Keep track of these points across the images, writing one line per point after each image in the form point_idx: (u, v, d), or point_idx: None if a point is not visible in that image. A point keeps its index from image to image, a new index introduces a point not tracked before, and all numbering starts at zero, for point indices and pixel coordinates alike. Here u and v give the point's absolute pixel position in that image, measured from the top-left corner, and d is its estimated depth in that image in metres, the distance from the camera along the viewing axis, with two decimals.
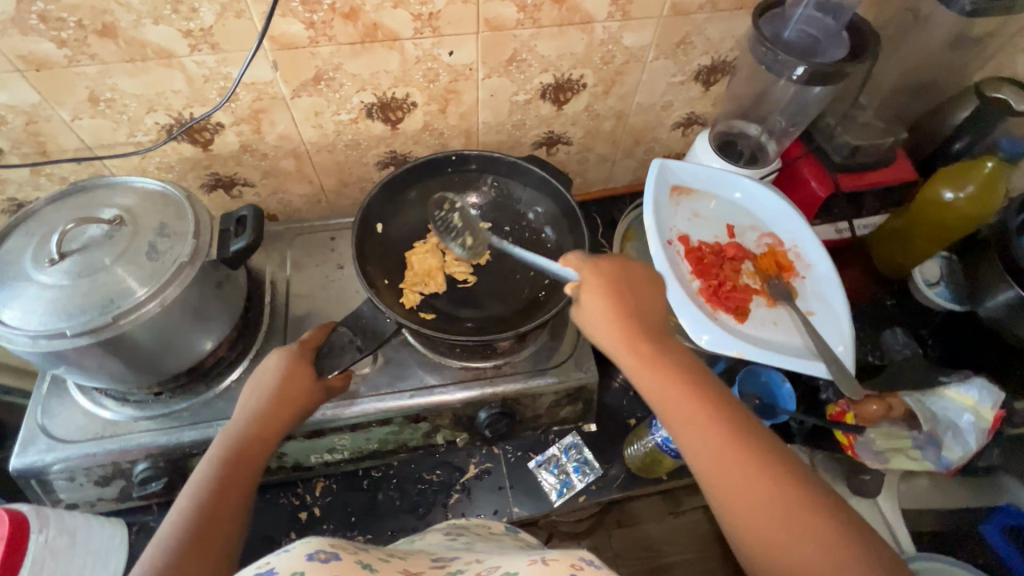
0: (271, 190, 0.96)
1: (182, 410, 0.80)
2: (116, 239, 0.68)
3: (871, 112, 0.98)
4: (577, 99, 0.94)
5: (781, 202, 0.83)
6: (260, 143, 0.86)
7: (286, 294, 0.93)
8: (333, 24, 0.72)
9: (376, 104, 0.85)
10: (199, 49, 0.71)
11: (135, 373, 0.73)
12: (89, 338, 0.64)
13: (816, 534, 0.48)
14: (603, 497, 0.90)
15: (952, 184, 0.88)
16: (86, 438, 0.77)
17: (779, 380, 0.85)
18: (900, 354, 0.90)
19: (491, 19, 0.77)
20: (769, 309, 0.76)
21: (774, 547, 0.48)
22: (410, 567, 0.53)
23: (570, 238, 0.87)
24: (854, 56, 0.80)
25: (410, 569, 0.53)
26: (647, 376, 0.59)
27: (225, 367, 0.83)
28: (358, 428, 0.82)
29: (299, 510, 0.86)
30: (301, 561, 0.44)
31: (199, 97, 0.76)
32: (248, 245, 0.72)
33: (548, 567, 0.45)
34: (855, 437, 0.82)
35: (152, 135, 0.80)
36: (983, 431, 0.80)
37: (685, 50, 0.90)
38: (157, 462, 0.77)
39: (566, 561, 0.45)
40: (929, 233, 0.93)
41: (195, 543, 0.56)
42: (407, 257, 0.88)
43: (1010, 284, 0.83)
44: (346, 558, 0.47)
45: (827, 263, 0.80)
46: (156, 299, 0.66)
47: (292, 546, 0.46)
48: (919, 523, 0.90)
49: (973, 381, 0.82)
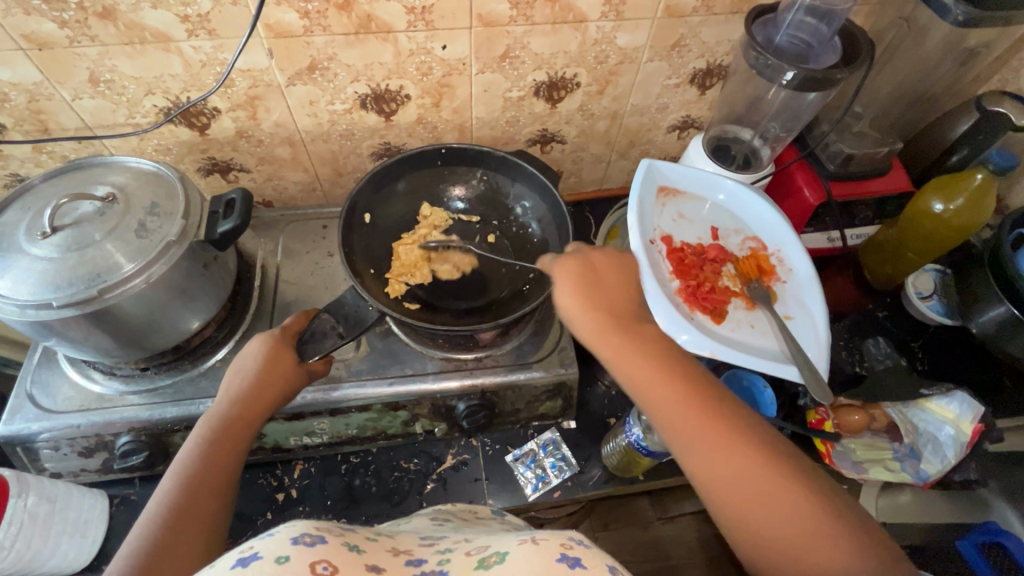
0: (267, 176, 0.98)
1: (166, 386, 0.82)
2: (107, 216, 0.70)
3: (866, 121, 0.98)
4: (571, 97, 0.95)
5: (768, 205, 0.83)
6: (256, 129, 0.88)
7: (276, 279, 0.94)
8: (328, 14, 0.73)
9: (370, 95, 0.86)
10: (196, 34, 0.72)
11: (121, 347, 0.75)
12: (75, 310, 0.65)
13: (790, 518, 0.49)
14: (578, 494, 0.90)
15: (942, 195, 0.88)
16: (73, 409, 0.79)
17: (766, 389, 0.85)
18: (881, 364, 0.90)
19: (484, 14, 0.78)
20: (747, 311, 0.76)
21: (761, 533, 0.50)
22: (398, 545, 0.54)
23: (555, 234, 0.88)
24: (846, 63, 0.80)
25: (398, 547, 0.53)
26: (625, 370, 0.60)
27: (211, 347, 0.85)
28: (337, 413, 0.83)
29: (277, 491, 0.87)
30: (287, 546, 0.43)
31: (196, 81, 0.78)
32: (236, 226, 0.74)
33: (538, 547, 0.45)
34: (833, 445, 0.83)
35: (150, 118, 0.82)
36: (963, 446, 0.79)
37: (679, 53, 0.90)
38: (139, 436, 0.79)
39: (556, 541, 0.45)
40: (919, 244, 0.92)
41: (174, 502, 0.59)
42: (394, 247, 0.90)
43: (1002, 301, 0.82)
44: (333, 541, 0.46)
45: (810, 268, 0.79)
46: (142, 275, 0.68)
47: (279, 528, 0.45)
48: None
49: (955, 394, 0.81)
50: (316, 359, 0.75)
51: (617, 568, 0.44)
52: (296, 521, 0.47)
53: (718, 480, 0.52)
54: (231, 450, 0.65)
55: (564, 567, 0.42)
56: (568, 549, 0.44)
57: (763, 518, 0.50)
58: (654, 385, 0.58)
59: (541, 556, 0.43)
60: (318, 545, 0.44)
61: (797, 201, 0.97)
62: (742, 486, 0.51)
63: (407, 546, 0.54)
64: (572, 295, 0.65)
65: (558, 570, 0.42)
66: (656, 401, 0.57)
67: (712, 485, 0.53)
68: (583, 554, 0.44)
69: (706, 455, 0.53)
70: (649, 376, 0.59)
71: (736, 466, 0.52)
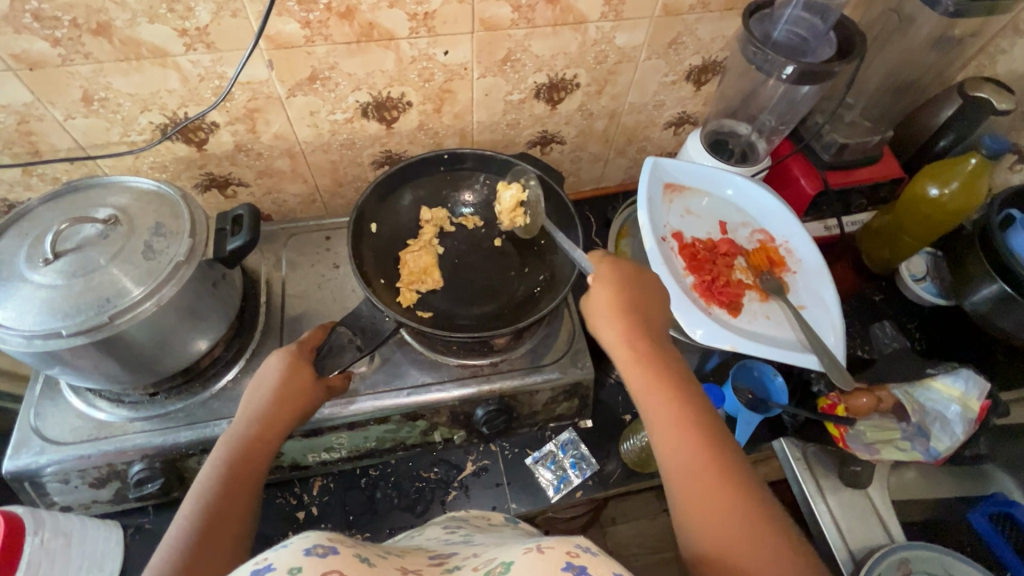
0: (266, 190, 0.96)
1: (177, 410, 0.79)
2: (111, 239, 0.68)
3: (858, 111, 1.00)
4: (571, 98, 0.95)
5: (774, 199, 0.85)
6: (255, 142, 0.86)
7: (282, 294, 0.92)
8: (329, 23, 0.72)
9: (372, 103, 0.85)
10: (194, 48, 0.71)
11: (130, 373, 0.73)
12: (85, 339, 0.63)
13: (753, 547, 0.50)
14: (600, 493, 0.90)
15: (937, 180, 0.91)
16: (80, 440, 0.76)
17: (776, 375, 0.87)
18: (888, 347, 0.95)
19: (486, 19, 0.78)
20: (762, 303, 0.78)
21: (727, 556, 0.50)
22: (408, 564, 0.52)
23: (563, 235, 0.89)
24: (841, 56, 0.81)
25: (407, 566, 0.51)
26: (643, 387, 0.61)
27: (220, 367, 0.83)
28: (355, 427, 0.82)
29: (297, 510, 0.86)
30: (299, 556, 0.41)
31: (194, 96, 0.76)
32: (248, 244, 0.72)
33: (544, 557, 0.45)
34: (846, 428, 0.83)
35: (146, 135, 0.80)
36: (971, 421, 0.82)
37: (676, 50, 0.91)
38: (153, 463, 0.77)
39: (563, 549, 0.45)
40: (915, 228, 0.96)
41: (205, 536, 0.57)
42: (402, 256, 0.88)
43: (994, 279, 0.85)
44: (343, 552, 0.43)
45: (818, 258, 0.81)
46: (152, 298, 0.66)
47: (289, 542, 0.43)
48: (908, 513, 0.91)
49: (959, 372, 0.84)
50: (334, 373, 0.74)
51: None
52: (304, 531, 0.43)
53: (701, 501, 0.53)
54: (244, 483, 0.62)
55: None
56: (573, 557, 0.44)
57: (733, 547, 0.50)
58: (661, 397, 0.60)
59: (546, 565, 0.44)
60: (331, 555, 0.42)
61: (795, 190, 0.99)
62: (721, 510, 0.52)
63: (416, 566, 0.52)
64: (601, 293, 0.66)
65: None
66: (663, 414, 0.59)
67: (702, 517, 0.53)
68: (590, 562, 0.44)
69: (705, 488, 0.54)
70: (662, 389, 0.60)
71: (728, 503, 0.53)
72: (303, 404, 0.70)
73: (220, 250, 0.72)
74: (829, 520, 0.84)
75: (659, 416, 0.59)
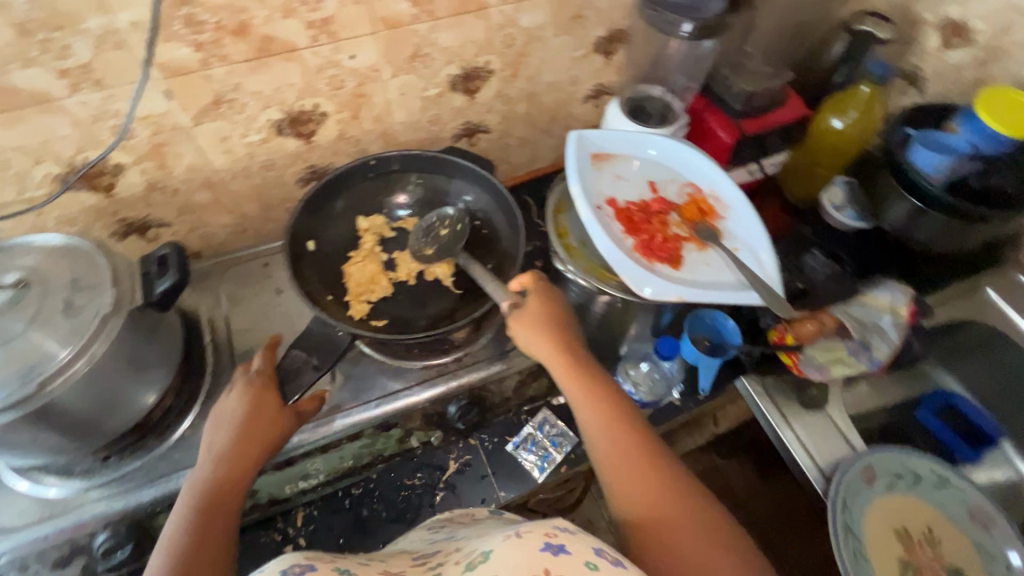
0: (190, 227, 0.92)
1: (134, 470, 0.75)
2: (23, 303, 0.63)
3: (759, 59, 1.06)
4: (487, 85, 0.95)
5: (695, 154, 0.88)
6: (169, 178, 0.82)
7: (228, 330, 0.89)
8: (223, 42, 0.70)
9: (285, 119, 0.83)
10: (82, 88, 0.66)
11: (73, 440, 0.68)
12: (14, 413, 0.59)
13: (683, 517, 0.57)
14: (583, 465, 0.92)
15: (838, 112, 0.99)
16: (33, 521, 0.71)
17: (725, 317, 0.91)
18: (821, 274, 0.97)
19: (386, 17, 0.77)
20: (702, 250, 0.81)
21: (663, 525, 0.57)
22: (390, 568, 0.54)
23: (504, 222, 0.90)
24: (733, 7, 0.85)
25: (392, 568, 0.54)
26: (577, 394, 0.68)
27: (173, 418, 0.79)
28: (330, 449, 0.80)
29: (284, 545, 0.83)
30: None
31: (91, 139, 0.72)
32: (173, 284, 0.69)
33: (524, 541, 0.49)
34: (798, 355, 0.89)
35: (46, 189, 0.75)
36: (903, 326, 0.90)
37: (580, 24, 0.93)
38: (118, 530, 0.73)
39: (540, 532, 0.50)
40: (828, 160, 1.04)
41: None
42: (345, 268, 0.87)
43: (905, 197, 0.92)
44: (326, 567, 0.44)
45: (744, 202, 0.86)
46: (82, 357, 0.62)
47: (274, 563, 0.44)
48: (866, 424, 0.98)
49: (886, 286, 0.93)
50: (297, 398, 0.73)
51: (600, 549, 0.49)
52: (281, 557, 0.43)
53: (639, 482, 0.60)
54: (209, 541, 0.58)
55: (547, 556, 0.47)
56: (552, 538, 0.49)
57: (669, 533, 0.56)
58: (595, 406, 0.67)
59: (527, 550, 0.48)
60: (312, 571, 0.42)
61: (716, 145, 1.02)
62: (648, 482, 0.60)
63: (400, 568, 0.54)
64: (524, 325, 0.73)
65: (543, 560, 0.47)
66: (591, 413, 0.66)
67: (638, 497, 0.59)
68: (568, 541, 0.49)
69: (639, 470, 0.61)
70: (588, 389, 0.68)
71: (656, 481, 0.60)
72: (270, 425, 0.68)
73: (146, 298, 0.68)
74: (798, 445, 0.89)
75: (593, 423, 0.66)
